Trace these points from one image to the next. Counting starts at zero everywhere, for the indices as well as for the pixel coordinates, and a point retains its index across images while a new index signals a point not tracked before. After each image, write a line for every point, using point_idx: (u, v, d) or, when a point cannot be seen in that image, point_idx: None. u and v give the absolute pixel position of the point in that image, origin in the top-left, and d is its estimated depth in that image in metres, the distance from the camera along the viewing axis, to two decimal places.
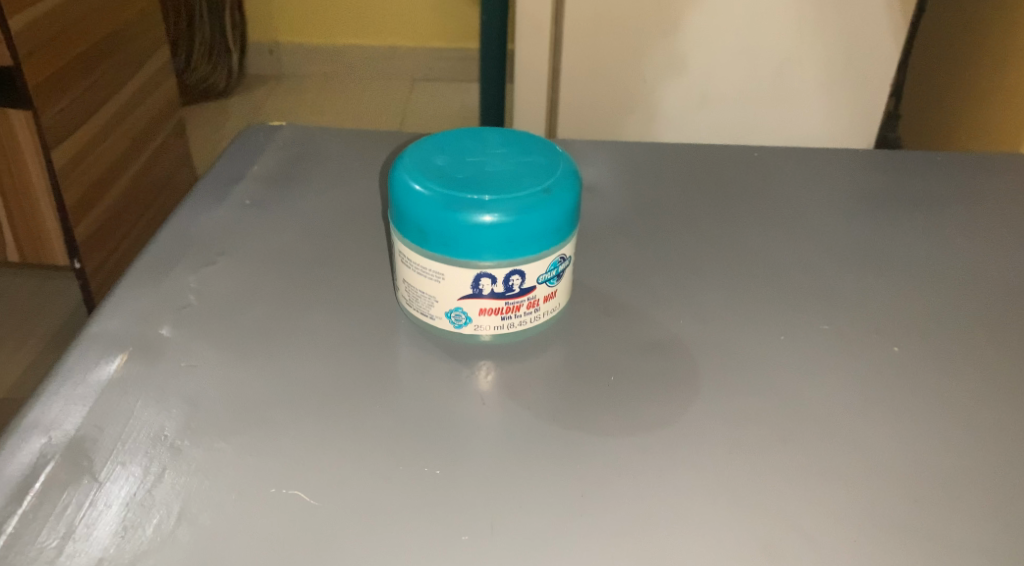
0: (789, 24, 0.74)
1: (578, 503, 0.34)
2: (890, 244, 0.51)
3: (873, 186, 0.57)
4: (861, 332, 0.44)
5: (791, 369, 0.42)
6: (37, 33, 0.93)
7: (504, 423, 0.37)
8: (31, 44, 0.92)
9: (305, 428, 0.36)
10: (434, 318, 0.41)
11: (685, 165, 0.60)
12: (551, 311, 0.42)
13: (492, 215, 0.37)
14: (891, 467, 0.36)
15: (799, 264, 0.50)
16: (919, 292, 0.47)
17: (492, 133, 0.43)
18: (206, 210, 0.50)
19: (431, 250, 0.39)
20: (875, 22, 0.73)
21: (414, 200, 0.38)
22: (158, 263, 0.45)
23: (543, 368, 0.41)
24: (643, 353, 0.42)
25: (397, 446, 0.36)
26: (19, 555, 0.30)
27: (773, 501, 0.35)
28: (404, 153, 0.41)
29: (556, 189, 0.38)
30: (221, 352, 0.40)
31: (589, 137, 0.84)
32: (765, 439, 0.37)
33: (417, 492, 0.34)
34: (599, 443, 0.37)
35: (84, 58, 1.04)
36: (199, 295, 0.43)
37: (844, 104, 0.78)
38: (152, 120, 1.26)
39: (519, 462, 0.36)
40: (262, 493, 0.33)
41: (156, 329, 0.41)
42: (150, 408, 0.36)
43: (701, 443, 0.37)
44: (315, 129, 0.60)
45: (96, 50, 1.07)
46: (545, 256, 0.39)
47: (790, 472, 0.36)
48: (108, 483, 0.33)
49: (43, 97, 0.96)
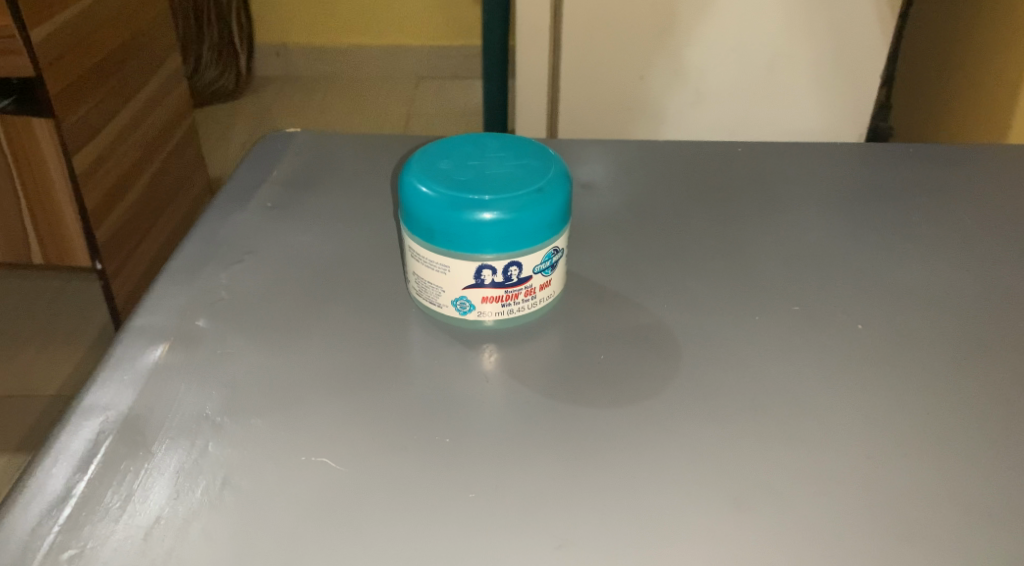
0: (774, 24, 0.81)
1: (572, 465, 0.39)
2: (862, 232, 0.56)
3: (848, 178, 0.61)
4: (831, 314, 0.49)
5: (766, 348, 0.46)
6: (57, 45, 0.98)
7: (508, 398, 0.42)
8: (51, 55, 0.97)
9: (330, 405, 0.41)
10: (442, 306, 0.46)
11: (674, 161, 0.64)
12: (547, 298, 0.47)
13: (492, 212, 0.41)
14: (851, 432, 0.41)
15: (777, 251, 0.54)
16: (886, 276, 0.52)
17: (491, 138, 0.47)
18: (232, 213, 0.54)
19: (437, 245, 0.43)
20: (861, 18, 0.79)
21: (423, 201, 0.42)
22: (191, 262, 0.50)
23: (542, 350, 0.45)
24: (632, 335, 0.46)
25: (411, 420, 0.40)
26: (88, 515, 0.35)
27: (744, 463, 0.39)
28: (412, 159, 0.45)
29: (548, 189, 0.43)
30: (252, 341, 0.44)
31: (591, 136, 0.91)
32: (739, 408, 0.42)
33: (429, 458, 0.38)
34: (590, 414, 0.41)
35: (101, 66, 1.09)
36: (230, 291, 0.48)
37: (831, 96, 0.85)
38: (166, 124, 1.30)
39: (520, 431, 0.40)
40: (294, 461, 0.38)
41: (194, 321, 0.45)
42: (193, 390, 0.41)
43: (681, 414, 0.41)
44: (329, 135, 0.64)
45: (112, 58, 1.12)
46: (540, 249, 0.44)
47: (760, 437, 0.40)
48: (160, 455, 0.38)
49: (64, 105, 1.01)
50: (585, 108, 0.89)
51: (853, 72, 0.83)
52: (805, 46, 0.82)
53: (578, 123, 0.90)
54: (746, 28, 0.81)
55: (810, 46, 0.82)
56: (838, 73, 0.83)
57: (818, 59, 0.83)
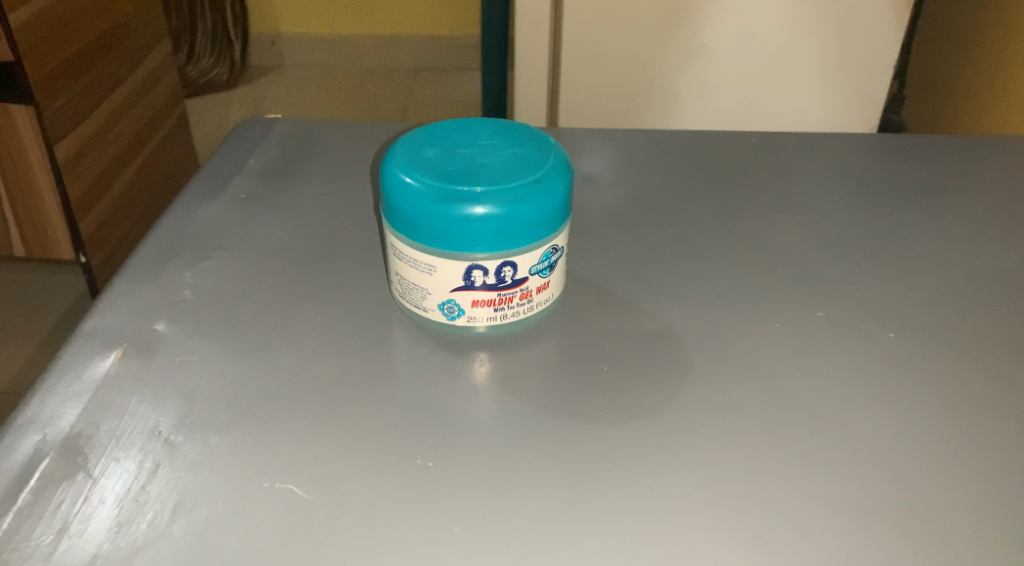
0: (785, 11, 0.76)
1: (573, 492, 0.34)
2: (888, 230, 0.51)
3: (870, 171, 0.57)
4: (857, 320, 0.44)
5: (786, 359, 0.41)
6: (38, 29, 0.93)
7: (500, 415, 0.37)
8: (30, 40, 0.92)
9: (298, 423, 0.36)
10: (428, 310, 0.41)
11: (683, 152, 0.59)
12: (544, 301, 0.42)
13: (484, 207, 0.37)
14: (886, 455, 0.36)
15: (795, 251, 0.49)
16: (915, 278, 0.47)
17: (483, 123, 0.42)
18: (202, 205, 0.50)
19: (422, 243, 0.38)
20: (877, 5, 0.75)
21: (406, 193, 0.38)
22: (153, 259, 0.45)
23: (538, 360, 0.41)
24: (637, 343, 0.42)
25: (390, 439, 0.36)
26: (14, 552, 0.30)
27: (765, 489, 0.35)
28: (395, 145, 0.40)
29: (546, 181, 0.38)
30: (215, 348, 0.40)
31: (592, 127, 0.87)
32: (758, 426, 0.38)
33: (409, 484, 0.34)
34: (591, 434, 0.37)
35: (85, 52, 1.04)
36: (195, 290, 0.43)
37: (844, 87, 0.81)
38: (156, 112, 1.26)
39: (513, 452, 0.36)
40: (256, 488, 0.33)
41: (152, 325, 0.41)
42: (146, 404, 0.36)
43: (693, 433, 0.37)
44: (312, 122, 0.60)
45: (97, 43, 1.07)
46: (537, 248, 0.39)
47: (782, 462, 0.36)
48: (102, 479, 0.33)
49: (45, 92, 0.96)
50: (586, 97, 0.84)
51: (871, 60, 0.78)
52: (822, 33, 0.77)
53: (578, 113, 0.85)
54: (756, 15, 0.77)
55: (828, 32, 0.77)
56: (853, 62, 0.79)
57: (836, 46, 0.78)
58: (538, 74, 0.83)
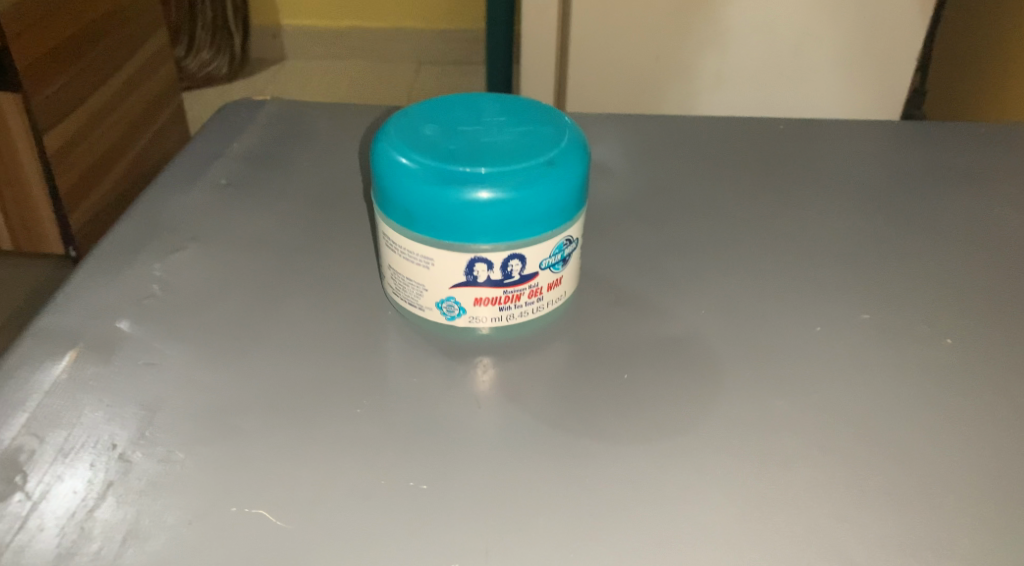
0: None
1: (589, 523, 0.30)
2: (933, 224, 0.46)
3: (911, 160, 0.52)
4: (905, 324, 0.39)
5: (828, 368, 0.37)
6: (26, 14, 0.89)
7: (506, 430, 0.33)
8: (17, 26, 0.87)
9: (274, 438, 0.32)
10: (424, 309, 0.36)
11: (705, 139, 0.55)
12: (556, 300, 0.37)
13: (489, 191, 0.32)
14: (949, 479, 0.32)
15: (830, 246, 0.45)
16: (967, 277, 0.42)
17: (489, 98, 0.37)
18: (179, 190, 0.45)
19: (418, 232, 0.34)
20: None
21: (400, 175, 0.33)
22: (120, 248, 0.41)
23: (549, 367, 0.36)
24: (659, 349, 0.37)
25: (380, 457, 0.31)
26: None
27: (812, 520, 0.30)
28: (388, 122, 0.35)
29: (560, 161, 0.33)
30: (184, 349, 0.35)
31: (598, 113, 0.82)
32: (800, 446, 0.33)
33: (400, 511, 0.29)
34: (609, 452, 0.32)
35: (79, 40, 0.99)
36: (164, 284, 0.39)
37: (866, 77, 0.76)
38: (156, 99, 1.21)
39: (521, 474, 0.31)
40: (222, 514, 0.29)
41: (113, 323, 0.36)
42: (100, 415, 0.32)
43: (725, 453, 0.32)
44: (303, 105, 0.55)
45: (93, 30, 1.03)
46: (549, 239, 0.34)
47: (829, 487, 0.31)
48: (43, 503, 0.29)
49: (33, 80, 0.91)
50: (594, 87, 0.79)
51: (901, 47, 0.74)
52: (851, 19, 0.72)
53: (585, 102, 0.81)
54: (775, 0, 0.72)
55: (853, 19, 0.72)
56: (880, 49, 0.74)
57: (865, 32, 0.73)
58: (546, 61, 0.79)
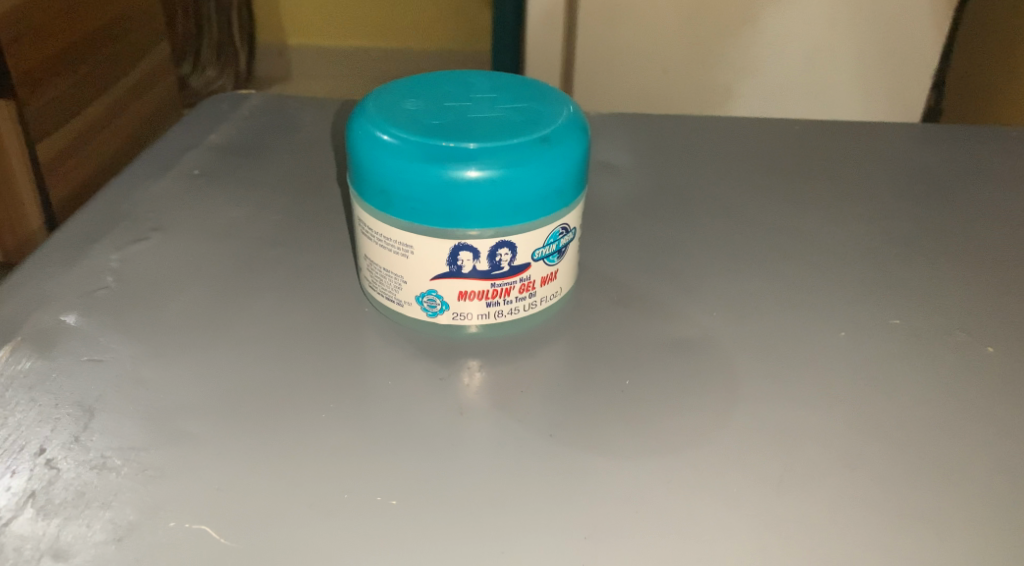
0: (819, 9, 0.66)
1: (585, 547, 0.26)
2: (965, 226, 0.43)
3: (938, 161, 0.48)
4: (939, 329, 0.36)
5: (854, 376, 0.33)
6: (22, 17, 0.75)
7: (492, 440, 0.29)
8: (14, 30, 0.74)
9: (226, 444, 0.28)
10: (403, 304, 0.32)
11: (716, 140, 0.51)
12: (550, 297, 0.33)
13: (479, 169, 0.28)
14: (996, 501, 0.28)
15: (852, 248, 0.41)
16: (1004, 281, 0.39)
17: (479, 74, 0.33)
18: (146, 180, 0.42)
19: (397, 216, 0.30)
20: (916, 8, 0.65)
21: (378, 150, 0.29)
22: (75, 237, 0.37)
23: (542, 371, 0.32)
24: (667, 354, 0.34)
25: (346, 468, 0.27)
26: None
27: (839, 545, 0.26)
28: (367, 97, 0.32)
29: (557, 138, 0.30)
30: (133, 345, 0.32)
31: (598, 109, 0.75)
32: (824, 461, 0.29)
33: (367, 529, 0.26)
34: (608, 467, 0.28)
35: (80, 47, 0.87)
36: (119, 276, 0.35)
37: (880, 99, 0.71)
38: None
39: (508, 490, 0.27)
40: (156, 530, 0.25)
41: (58, 316, 0.33)
42: (31, 417, 0.28)
43: (739, 468, 0.29)
44: (290, 98, 0.52)
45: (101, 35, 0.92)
46: (543, 226, 0.31)
47: (863, 508, 0.27)
48: None
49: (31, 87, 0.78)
50: (597, 87, 0.74)
51: None
52: None
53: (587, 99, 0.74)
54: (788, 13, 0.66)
55: (869, 35, 0.67)
56: None
57: None
58: (549, 69, 0.75)
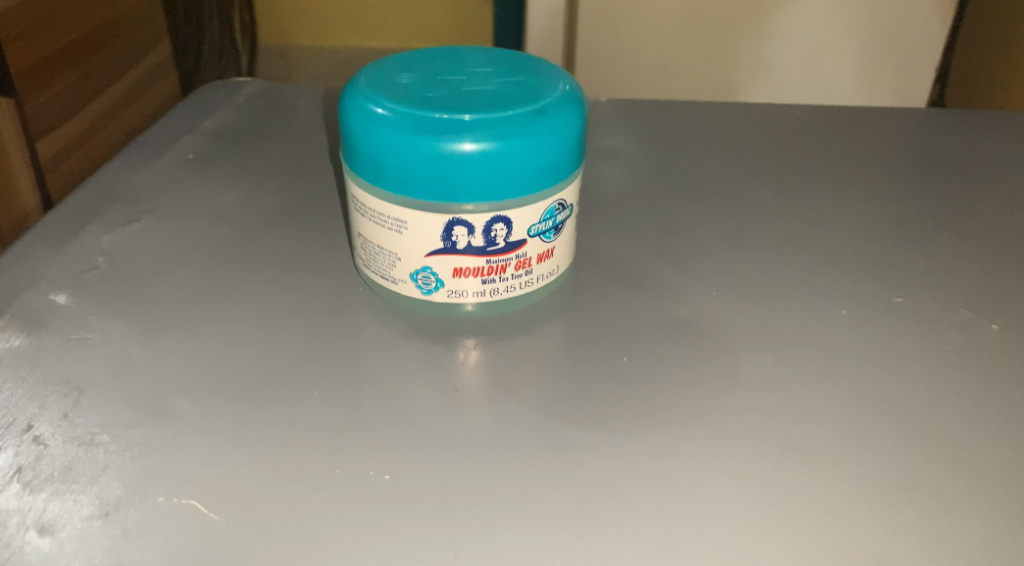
0: None
1: (581, 522, 0.25)
2: (967, 206, 0.42)
3: (941, 144, 0.48)
4: (941, 307, 0.35)
5: (856, 354, 0.32)
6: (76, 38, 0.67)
7: (487, 417, 0.29)
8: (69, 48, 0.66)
9: (216, 420, 0.27)
10: (397, 283, 0.32)
11: (717, 125, 0.51)
12: (546, 276, 0.33)
13: (474, 141, 0.28)
14: (998, 474, 0.28)
15: (854, 229, 0.41)
16: (1007, 259, 0.38)
17: (474, 50, 0.33)
18: (140, 164, 0.42)
19: (391, 191, 0.30)
20: None
21: (370, 124, 0.29)
22: (67, 220, 0.37)
23: (540, 350, 0.32)
24: (666, 333, 0.33)
25: (337, 443, 0.27)
26: None
27: (838, 518, 0.26)
28: (361, 72, 0.31)
29: (552, 110, 0.29)
30: (123, 323, 0.31)
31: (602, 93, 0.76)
32: (824, 437, 0.29)
33: (359, 503, 0.25)
34: (605, 443, 0.28)
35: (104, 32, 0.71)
36: (111, 258, 0.35)
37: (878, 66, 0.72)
38: None
39: (502, 466, 0.27)
40: (144, 504, 0.24)
41: (48, 296, 0.32)
42: (20, 394, 0.28)
43: (737, 444, 0.28)
44: (286, 86, 0.52)
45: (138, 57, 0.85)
46: (538, 201, 0.30)
47: (864, 483, 0.27)
48: None
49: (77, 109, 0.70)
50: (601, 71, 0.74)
51: (919, 36, 0.70)
52: (865, 17, 0.70)
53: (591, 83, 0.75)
54: None
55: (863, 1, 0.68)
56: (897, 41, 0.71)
57: (880, 22, 0.70)
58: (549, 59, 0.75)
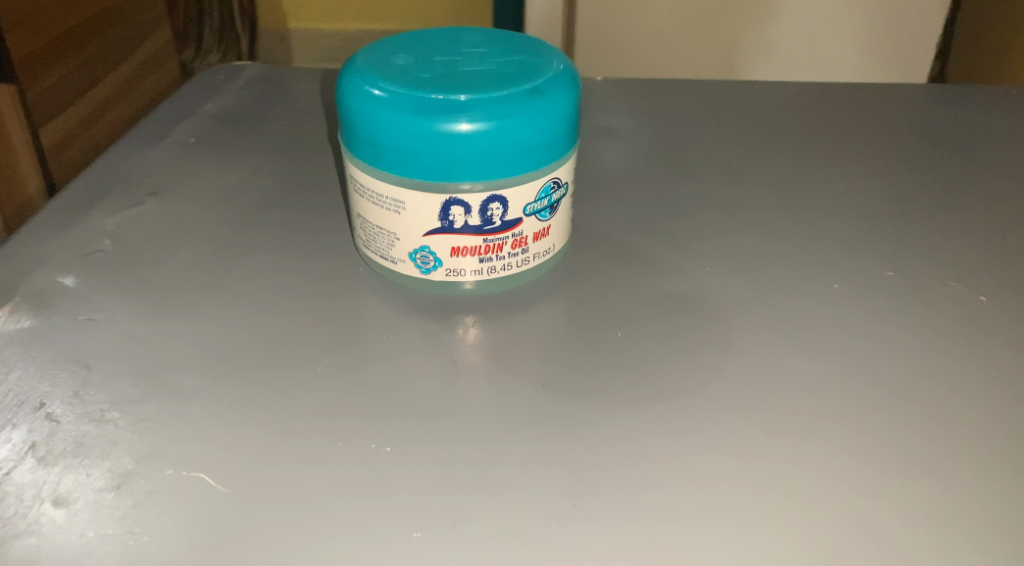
0: None
1: (576, 491, 0.26)
2: (962, 181, 0.43)
3: (937, 120, 0.48)
4: (932, 281, 0.36)
5: (847, 327, 0.33)
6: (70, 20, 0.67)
7: (485, 391, 0.29)
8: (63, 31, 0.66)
9: (222, 396, 0.28)
10: (397, 262, 0.33)
11: (714, 103, 0.51)
12: (543, 254, 0.34)
13: (470, 121, 0.28)
14: (984, 442, 0.28)
15: (848, 205, 0.41)
16: (1000, 233, 0.39)
17: (470, 30, 0.33)
18: (142, 148, 0.42)
19: (389, 171, 0.30)
20: None
21: (368, 105, 0.29)
22: (72, 202, 0.38)
23: (537, 326, 0.33)
24: (661, 308, 0.34)
25: (339, 417, 0.28)
26: None
27: (827, 486, 0.27)
28: (358, 53, 0.32)
29: (547, 90, 0.30)
30: (130, 304, 0.32)
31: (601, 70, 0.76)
32: (814, 408, 0.29)
33: (361, 474, 0.26)
34: (600, 416, 0.29)
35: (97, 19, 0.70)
36: (115, 239, 0.35)
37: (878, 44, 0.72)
38: None
39: (500, 438, 0.28)
40: (153, 477, 0.25)
41: (56, 277, 0.33)
42: (32, 373, 0.29)
43: (730, 415, 0.29)
44: (286, 69, 0.52)
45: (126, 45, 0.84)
46: (533, 180, 0.31)
47: (851, 452, 0.28)
48: None
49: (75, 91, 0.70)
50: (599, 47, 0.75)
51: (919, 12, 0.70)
52: None
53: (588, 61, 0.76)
54: None
55: None
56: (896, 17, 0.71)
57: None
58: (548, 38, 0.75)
